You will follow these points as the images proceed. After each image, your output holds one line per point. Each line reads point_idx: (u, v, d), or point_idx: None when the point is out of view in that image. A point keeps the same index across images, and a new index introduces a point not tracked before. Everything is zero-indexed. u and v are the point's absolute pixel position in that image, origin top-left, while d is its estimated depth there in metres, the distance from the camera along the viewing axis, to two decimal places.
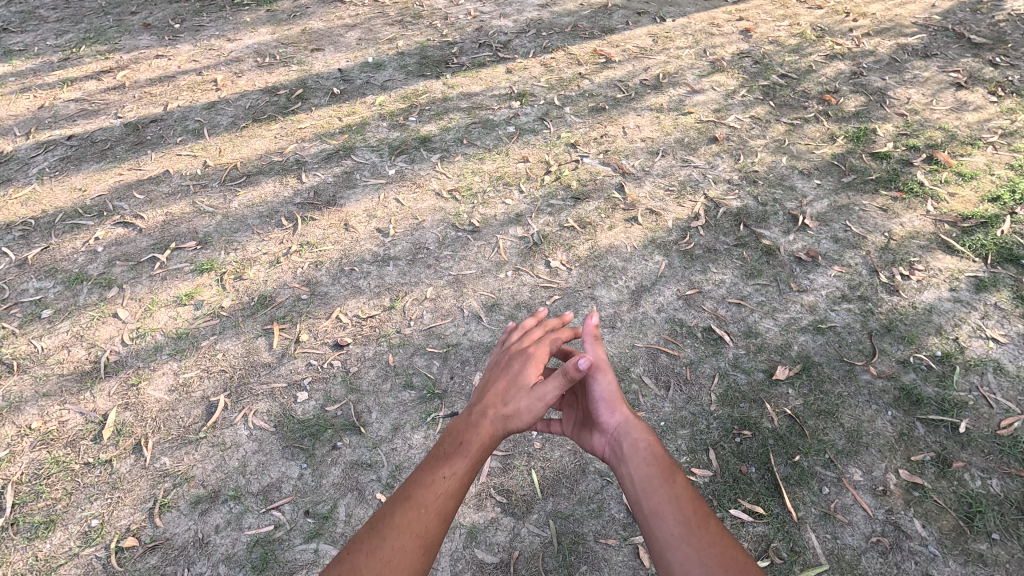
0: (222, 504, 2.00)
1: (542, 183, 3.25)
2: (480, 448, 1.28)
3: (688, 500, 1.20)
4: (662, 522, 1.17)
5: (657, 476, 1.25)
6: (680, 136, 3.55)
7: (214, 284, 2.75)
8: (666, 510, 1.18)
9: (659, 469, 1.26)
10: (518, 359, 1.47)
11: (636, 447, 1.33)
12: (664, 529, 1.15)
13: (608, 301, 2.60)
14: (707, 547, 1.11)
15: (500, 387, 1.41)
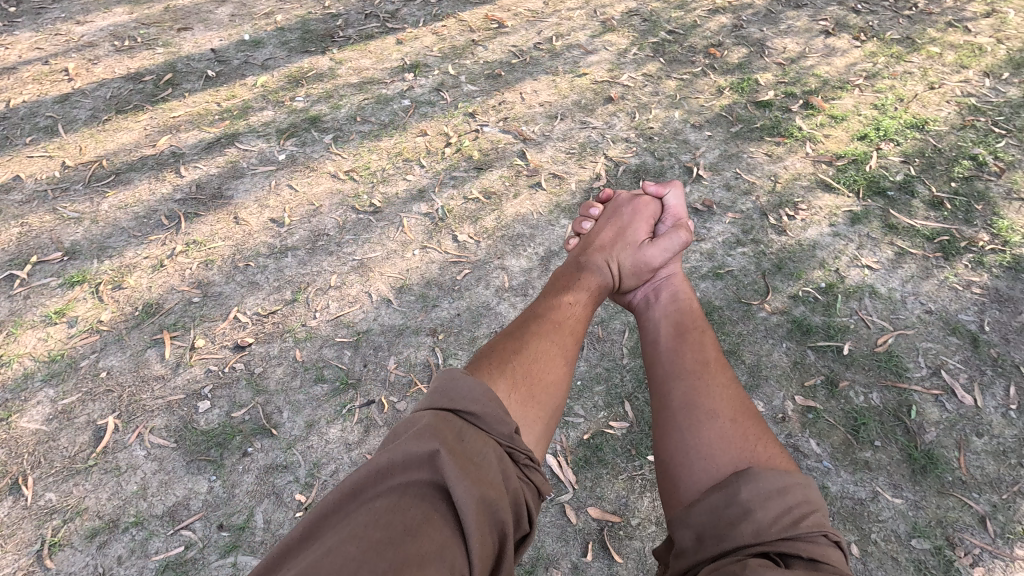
0: (122, 533, 1.85)
1: (443, 156, 3.16)
2: (589, 285, 1.74)
3: (706, 348, 1.54)
4: (681, 358, 1.51)
5: (686, 328, 1.63)
6: (577, 98, 3.56)
7: (89, 297, 2.49)
8: (683, 349, 1.54)
9: (689, 320, 1.65)
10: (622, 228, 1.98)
11: (677, 294, 1.77)
12: (681, 361, 1.50)
13: (518, 269, 2.60)
14: (717, 384, 1.43)
15: (608, 241, 1.93)
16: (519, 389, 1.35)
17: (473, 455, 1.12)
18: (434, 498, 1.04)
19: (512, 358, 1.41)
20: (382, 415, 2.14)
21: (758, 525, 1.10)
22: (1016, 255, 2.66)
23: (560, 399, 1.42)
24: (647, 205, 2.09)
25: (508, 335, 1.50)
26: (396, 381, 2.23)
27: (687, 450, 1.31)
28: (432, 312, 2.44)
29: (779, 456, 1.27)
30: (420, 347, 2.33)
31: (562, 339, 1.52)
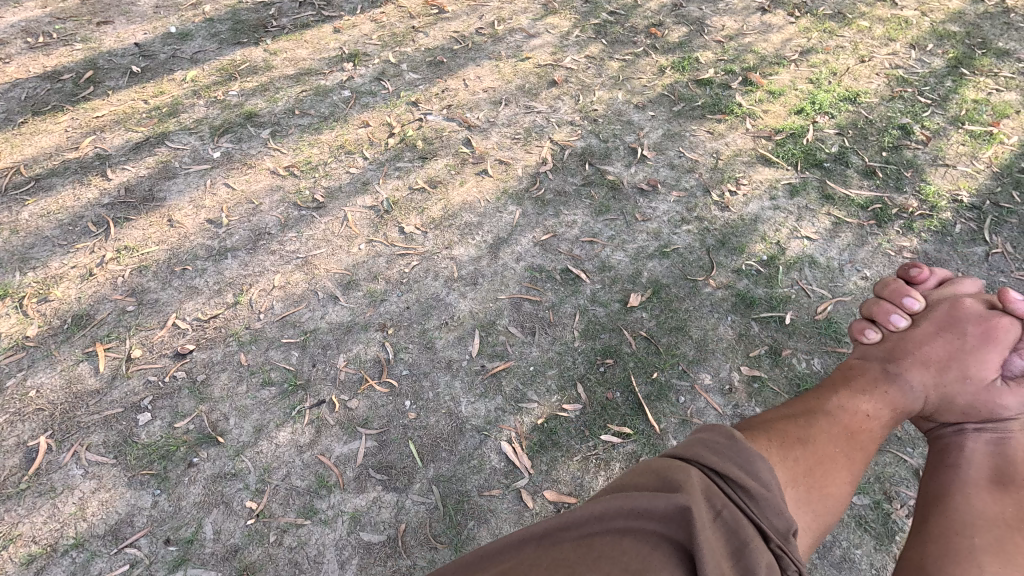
0: (62, 556, 1.78)
1: (387, 147, 3.09)
2: (887, 400, 1.57)
3: None
4: (986, 503, 1.39)
5: (1004, 483, 1.43)
6: (521, 83, 3.53)
7: (12, 312, 2.35)
8: (986, 499, 1.40)
9: (1003, 475, 1.45)
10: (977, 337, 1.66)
11: (1003, 445, 1.52)
12: (981, 505, 1.38)
13: (467, 258, 2.58)
14: None
15: (936, 351, 1.66)
16: (798, 487, 1.32)
17: (736, 544, 1.08)
18: (673, 554, 1.03)
19: (796, 452, 1.37)
20: (333, 414, 2.10)
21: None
22: (943, 219, 2.79)
23: (832, 516, 1.36)
24: (1010, 328, 1.65)
25: (786, 420, 1.46)
26: (346, 379, 2.19)
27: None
28: (381, 307, 2.40)
29: None
30: (370, 343, 2.29)
31: (851, 452, 1.43)
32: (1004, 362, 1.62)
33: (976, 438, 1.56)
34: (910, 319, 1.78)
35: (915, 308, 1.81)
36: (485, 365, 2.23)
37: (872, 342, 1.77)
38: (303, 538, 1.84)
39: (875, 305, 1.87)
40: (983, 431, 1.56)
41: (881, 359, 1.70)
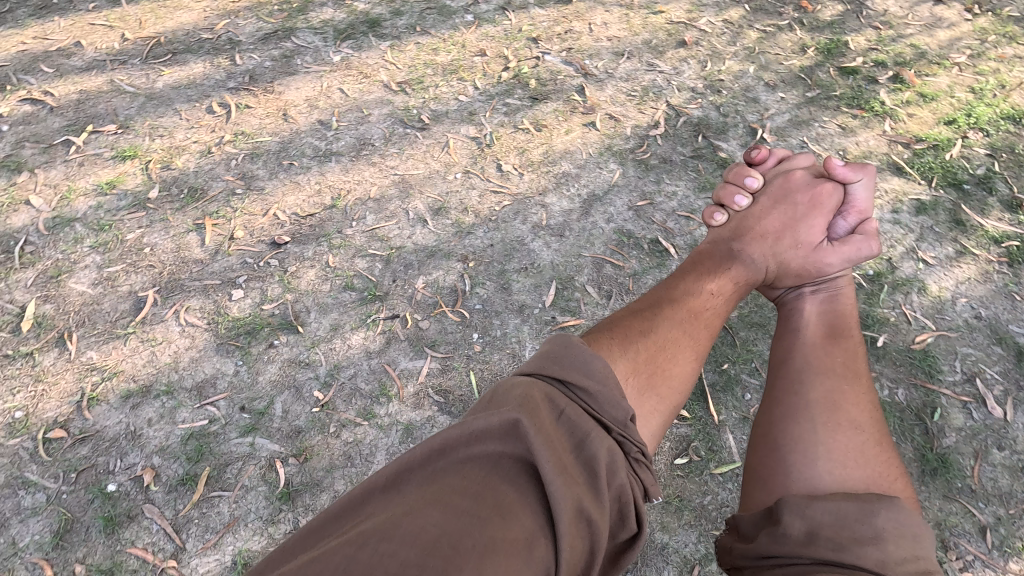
0: (153, 399, 1.98)
1: (499, 80, 3.04)
2: (732, 279, 1.73)
3: (855, 366, 1.54)
4: (818, 355, 1.56)
5: (840, 335, 1.62)
6: (648, 37, 3.33)
7: (138, 173, 2.55)
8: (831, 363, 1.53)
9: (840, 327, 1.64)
10: (813, 211, 1.89)
11: (840, 296, 1.74)
12: (818, 356, 1.55)
13: (559, 209, 2.55)
14: (860, 395, 1.47)
15: (777, 226, 1.87)
16: (642, 369, 1.41)
17: (570, 440, 1.16)
18: (523, 478, 1.08)
19: (640, 336, 1.47)
20: (404, 330, 2.19)
21: (884, 556, 1.13)
22: None
23: (680, 395, 1.46)
24: (824, 188, 1.92)
25: (631, 316, 1.54)
26: (422, 301, 2.26)
27: (818, 459, 1.35)
28: (466, 239, 2.43)
29: (904, 480, 1.33)
30: (449, 271, 2.34)
31: (698, 334, 1.55)
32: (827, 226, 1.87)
33: (811, 298, 1.75)
34: (750, 199, 1.97)
35: (753, 188, 1.98)
36: (556, 318, 2.25)
37: (718, 226, 1.94)
38: (359, 436, 1.97)
39: (721, 198, 1.99)
40: (816, 291, 1.76)
41: (729, 238, 1.88)
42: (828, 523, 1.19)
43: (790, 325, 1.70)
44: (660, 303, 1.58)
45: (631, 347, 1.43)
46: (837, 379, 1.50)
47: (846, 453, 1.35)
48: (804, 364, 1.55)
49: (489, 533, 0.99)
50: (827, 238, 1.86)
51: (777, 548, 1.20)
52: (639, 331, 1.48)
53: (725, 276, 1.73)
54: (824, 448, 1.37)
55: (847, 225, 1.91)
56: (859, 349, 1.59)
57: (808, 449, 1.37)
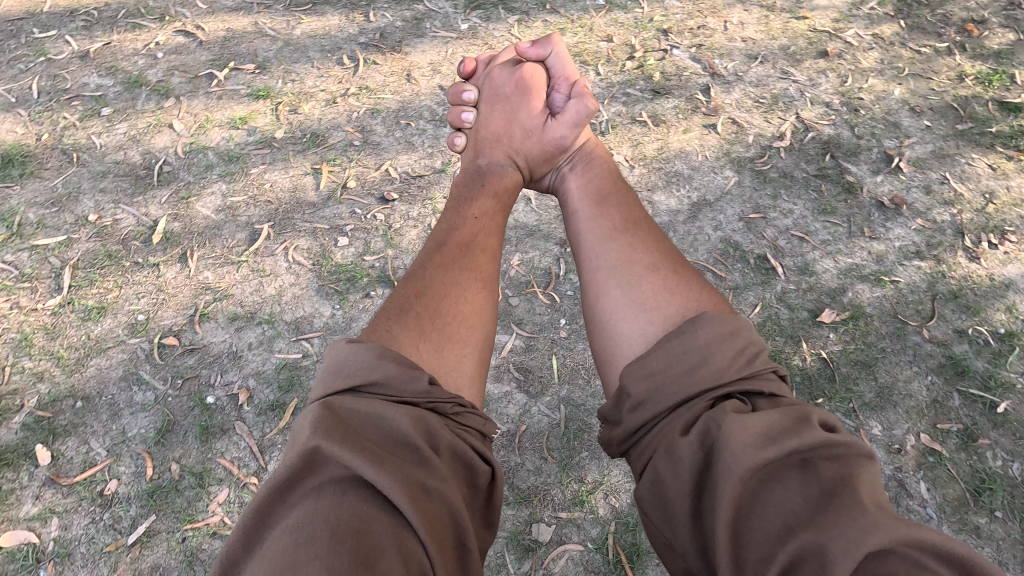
0: (256, 325, 2.11)
1: (622, 69, 2.95)
2: (492, 195, 1.68)
3: (629, 214, 1.57)
4: (595, 223, 1.56)
5: (605, 194, 1.65)
6: (787, 43, 3.12)
7: (268, 113, 2.68)
8: (616, 216, 1.56)
9: (612, 184, 1.68)
10: (524, 96, 1.86)
11: (593, 158, 1.78)
12: (608, 222, 1.55)
13: (665, 208, 2.48)
14: (643, 238, 1.50)
15: (500, 129, 1.85)
16: (427, 331, 1.31)
17: (375, 433, 1.06)
18: (351, 489, 0.97)
19: (416, 300, 1.36)
20: None
21: (714, 369, 1.15)
22: None
23: (486, 327, 1.41)
24: (526, 70, 1.89)
25: (405, 289, 1.39)
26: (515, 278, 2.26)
27: (639, 317, 1.35)
28: None
29: (716, 296, 1.38)
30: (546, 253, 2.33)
31: (476, 265, 1.47)
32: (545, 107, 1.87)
33: (571, 175, 1.76)
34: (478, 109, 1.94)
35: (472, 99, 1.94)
36: None
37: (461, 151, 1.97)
38: None
39: (454, 123, 1.98)
40: (573, 167, 1.77)
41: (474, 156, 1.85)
42: (657, 367, 1.20)
43: (569, 205, 1.69)
44: (433, 259, 1.46)
45: (407, 313, 1.33)
46: (623, 237, 1.51)
47: (652, 296, 1.37)
48: (588, 237, 1.54)
49: (345, 559, 0.88)
50: (546, 117, 1.84)
51: (636, 417, 1.18)
52: (419, 292, 1.38)
53: (499, 202, 1.67)
54: (637, 305, 1.37)
55: (565, 95, 1.91)
56: (631, 198, 1.63)
57: (624, 316, 1.37)
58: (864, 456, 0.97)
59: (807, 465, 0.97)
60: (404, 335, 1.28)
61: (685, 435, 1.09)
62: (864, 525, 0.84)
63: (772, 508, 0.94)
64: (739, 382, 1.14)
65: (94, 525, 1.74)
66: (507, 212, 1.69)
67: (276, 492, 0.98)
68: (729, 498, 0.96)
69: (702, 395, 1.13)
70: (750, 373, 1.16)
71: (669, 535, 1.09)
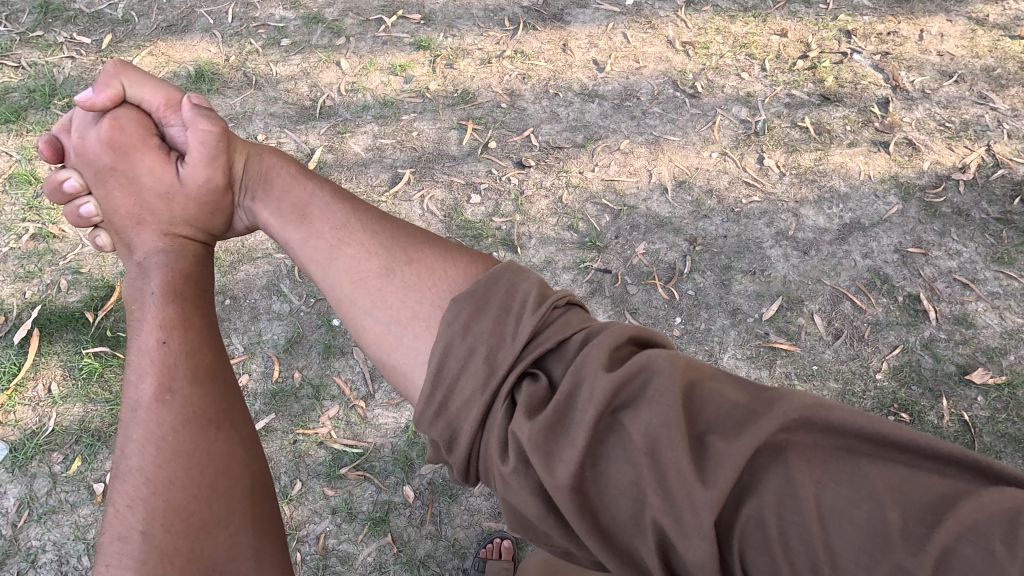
0: None
1: (792, 68, 2.73)
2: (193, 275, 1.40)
3: (335, 201, 1.37)
4: (313, 241, 1.31)
5: (307, 205, 1.37)
6: (992, 64, 2.75)
7: (426, 64, 2.75)
8: (325, 206, 1.36)
9: (298, 172, 1.47)
10: (129, 163, 1.47)
11: (271, 167, 1.48)
12: (324, 224, 1.32)
13: (812, 224, 2.30)
14: (360, 233, 1.29)
15: (126, 211, 1.48)
16: (174, 547, 1.03)
17: None
18: None
19: (127, 514, 1.06)
20: (612, 287, 2.19)
21: (490, 353, 1.04)
22: None
23: (245, 469, 1.15)
24: (107, 125, 1.48)
25: (117, 502, 1.08)
26: (637, 267, 2.22)
27: (415, 341, 1.13)
28: (701, 222, 2.31)
29: (455, 262, 1.23)
30: (673, 247, 2.26)
31: (199, 402, 1.18)
32: (167, 156, 1.50)
33: (258, 206, 1.44)
34: (84, 186, 1.51)
35: (75, 187, 1.50)
36: (768, 334, 2.10)
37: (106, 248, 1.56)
38: None
39: (79, 223, 1.54)
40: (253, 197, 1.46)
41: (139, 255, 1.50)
42: (437, 394, 1.04)
43: (276, 233, 1.41)
44: (152, 429, 1.14)
45: (132, 533, 1.04)
46: (343, 249, 1.27)
47: (404, 308, 1.16)
48: (313, 265, 1.30)
49: None
50: (173, 166, 1.49)
51: (457, 457, 1.03)
52: (137, 497, 1.07)
53: (183, 305, 1.31)
54: (394, 326, 1.16)
55: (179, 125, 1.57)
56: (295, 175, 1.46)
57: (395, 346, 1.15)
58: (660, 380, 0.91)
59: (620, 429, 0.91)
60: (139, 555, 1.02)
61: (505, 461, 0.96)
62: (708, 496, 0.82)
63: (617, 490, 0.89)
64: (517, 357, 1.02)
65: None
66: (201, 308, 1.34)
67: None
68: (573, 510, 0.89)
69: (490, 401, 1.00)
70: (526, 338, 1.03)
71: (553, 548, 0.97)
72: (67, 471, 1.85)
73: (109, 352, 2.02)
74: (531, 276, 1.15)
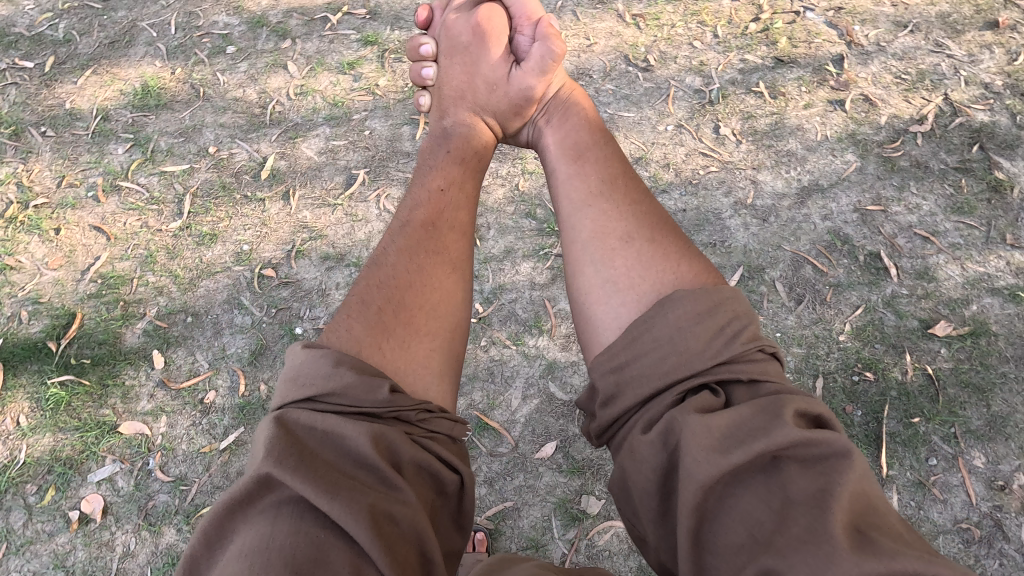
0: (344, 267, 2.21)
1: (745, 31, 2.69)
2: (457, 160, 1.55)
3: (605, 170, 1.40)
4: (580, 181, 1.40)
5: (580, 147, 1.48)
6: (947, 10, 2.70)
7: (375, 60, 2.71)
8: (595, 167, 1.41)
9: (593, 127, 1.53)
10: (473, 44, 1.69)
11: (571, 109, 1.59)
12: (588, 180, 1.39)
13: (770, 190, 2.29)
14: (623, 199, 1.34)
15: (456, 84, 1.69)
16: (394, 329, 1.20)
17: (332, 456, 0.96)
18: (307, 518, 0.89)
19: (378, 290, 1.25)
20: None
21: (682, 352, 1.04)
22: None
23: (459, 313, 1.30)
24: (482, 14, 1.70)
25: (372, 277, 1.28)
26: None
27: (611, 302, 1.21)
28: (658, 197, 2.30)
29: (694, 267, 1.23)
30: None
31: (438, 248, 1.35)
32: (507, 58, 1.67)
33: (550, 130, 1.58)
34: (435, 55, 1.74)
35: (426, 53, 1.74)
36: None
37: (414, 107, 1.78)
38: (504, 357, 2.04)
39: (415, 82, 1.78)
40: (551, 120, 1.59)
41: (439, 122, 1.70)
42: (621, 354, 1.09)
43: (546, 160, 1.53)
44: (411, 238, 1.34)
45: (370, 305, 1.23)
46: (595, 203, 1.34)
47: (626, 275, 1.22)
48: (566, 203, 1.38)
49: None
50: (509, 68, 1.66)
51: (606, 412, 1.08)
52: (383, 280, 1.27)
53: (464, 168, 1.54)
54: (609, 287, 1.23)
55: (529, 37, 1.72)
56: (592, 128, 1.53)
57: (597, 300, 1.23)
58: (848, 458, 0.85)
59: (778, 472, 0.87)
60: (367, 329, 1.19)
61: (646, 433, 1.00)
62: (848, 565, 0.75)
63: (735, 519, 0.87)
64: (707, 368, 1.02)
65: (194, 428, 1.96)
66: (474, 177, 1.55)
67: (225, 512, 0.91)
68: (690, 506, 0.89)
69: (668, 389, 1.02)
70: (725, 357, 1.02)
71: (637, 527, 1.05)
72: (40, 502, 1.86)
73: (74, 380, 2.03)
74: (754, 313, 1.12)
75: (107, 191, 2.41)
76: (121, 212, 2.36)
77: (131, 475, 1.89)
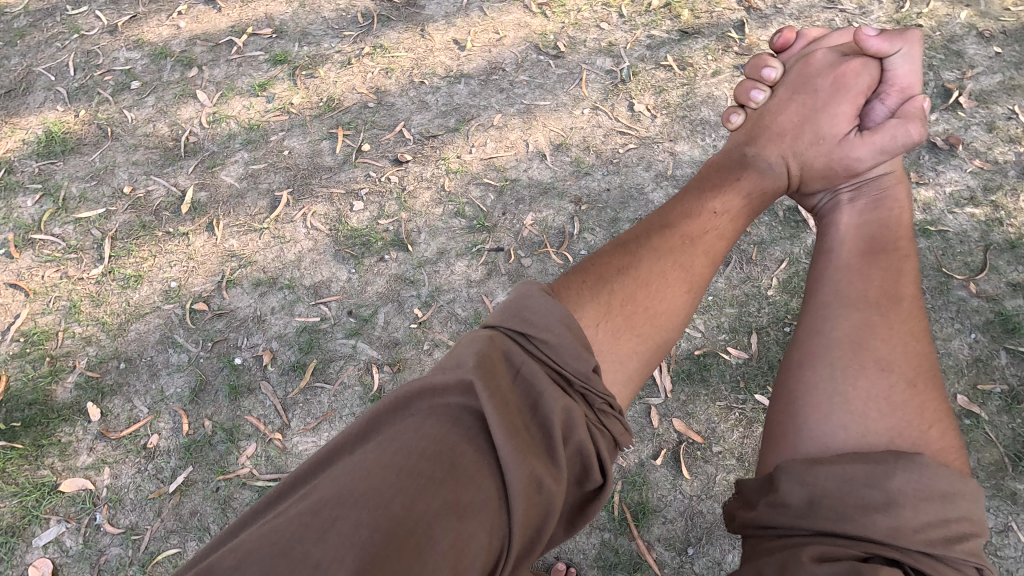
0: (278, 290, 2.18)
1: (648, 8, 2.74)
2: (741, 193, 1.44)
3: (891, 299, 1.22)
4: (848, 297, 1.25)
5: (875, 261, 1.30)
6: None
7: (286, 78, 2.67)
8: (858, 288, 1.25)
9: (897, 244, 1.34)
10: (840, 96, 1.58)
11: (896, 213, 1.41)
12: (858, 294, 1.24)
13: (688, 159, 2.35)
14: (894, 332, 1.18)
15: (788, 120, 1.59)
16: (614, 318, 1.20)
17: (523, 402, 1.02)
18: (480, 439, 0.96)
19: (619, 274, 1.26)
20: (506, 265, 2.20)
21: (898, 523, 0.94)
22: None
23: (671, 331, 1.26)
24: (855, 65, 1.59)
25: (618, 251, 1.31)
26: (528, 238, 2.24)
27: (832, 413, 1.12)
28: (583, 180, 2.33)
29: (950, 443, 1.07)
30: (560, 212, 2.28)
31: (686, 261, 1.30)
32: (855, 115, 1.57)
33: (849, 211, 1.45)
34: (768, 93, 1.68)
35: (770, 79, 1.69)
36: None
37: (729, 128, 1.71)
38: None
39: (738, 96, 1.73)
40: (856, 198, 1.46)
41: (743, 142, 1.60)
42: (828, 479, 1.01)
43: (830, 250, 1.38)
44: (653, 224, 1.36)
45: (604, 288, 1.23)
46: (880, 330, 1.19)
47: (868, 403, 1.11)
48: (829, 308, 1.26)
49: (432, 501, 0.89)
50: (852, 132, 1.54)
51: (777, 517, 1.02)
52: (623, 258, 1.29)
53: (747, 205, 1.43)
54: (838, 402, 1.13)
55: (890, 107, 1.57)
56: (901, 248, 1.33)
57: (818, 404, 1.15)
58: None
59: None
60: (589, 321, 1.17)
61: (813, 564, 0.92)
62: None
63: None
64: (915, 553, 0.92)
65: (140, 474, 1.91)
66: (746, 221, 1.43)
67: (420, 390, 1.00)
68: None
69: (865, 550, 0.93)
70: (935, 552, 0.92)
71: None
72: None
73: (6, 446, 1.95)
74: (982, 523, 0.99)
75: (20, 246, 2.32)
76: (37, 266, 2.27)
77: (79, 532, 1.84)
